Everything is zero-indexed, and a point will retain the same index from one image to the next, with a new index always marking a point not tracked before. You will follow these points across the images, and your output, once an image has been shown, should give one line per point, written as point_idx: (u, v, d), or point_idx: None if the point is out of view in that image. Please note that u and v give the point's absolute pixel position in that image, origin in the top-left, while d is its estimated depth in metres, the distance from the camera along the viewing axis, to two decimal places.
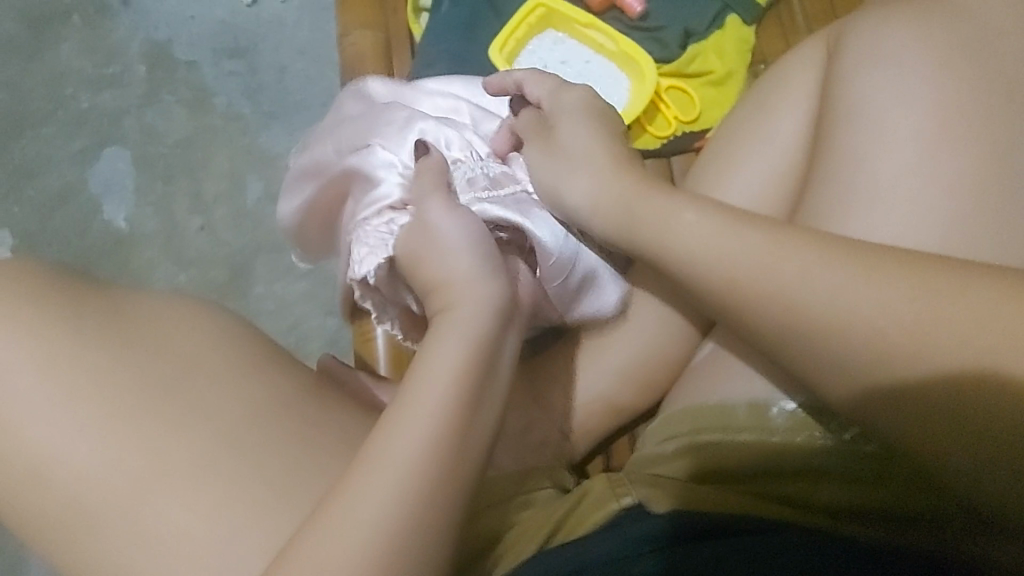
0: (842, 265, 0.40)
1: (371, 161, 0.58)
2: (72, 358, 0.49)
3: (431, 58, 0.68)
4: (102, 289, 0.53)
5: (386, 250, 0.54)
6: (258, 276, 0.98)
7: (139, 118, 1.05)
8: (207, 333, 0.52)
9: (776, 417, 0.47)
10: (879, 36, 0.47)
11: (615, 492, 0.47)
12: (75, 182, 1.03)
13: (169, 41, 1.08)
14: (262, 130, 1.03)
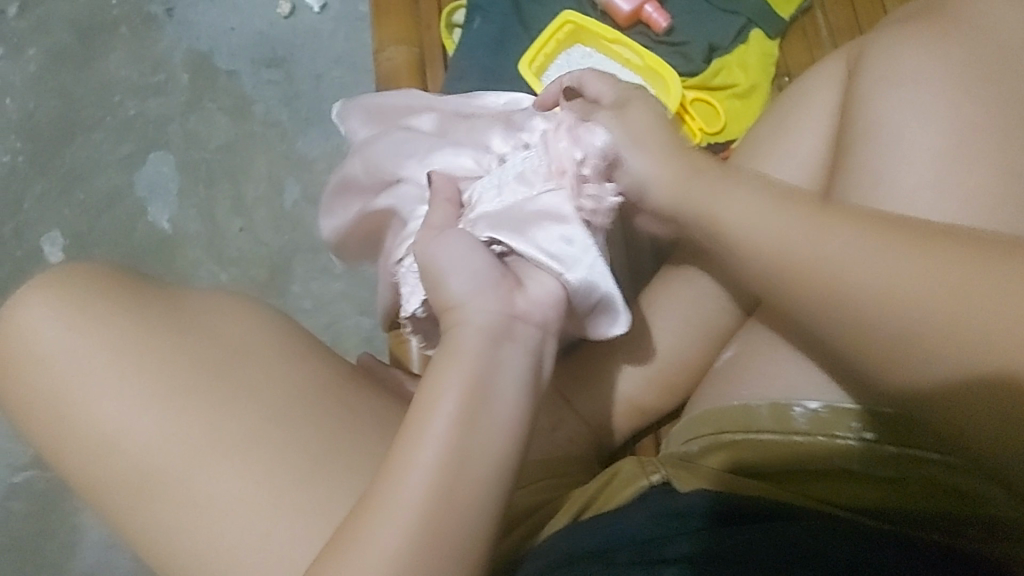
0: (879, 253, 0.41)
1: (400, 198, 0.60)
2: (131, 349, 0.53)
3: (463, 71, 0.71)
4: (157, 287, 0.57)
5: (419, 289, 0.55)
6: (296, 276, 1.02)
7: (183, 125, 1.10)
8: (254, 331, 0.56)
9: (798, 417, 0.48)
10: (899, 53, 0.49)
11: (644, 471, 0.51)
12: (123, 186, 1.09)
13: (211, 51, 1.13)
14: (298, 136, 1.07)
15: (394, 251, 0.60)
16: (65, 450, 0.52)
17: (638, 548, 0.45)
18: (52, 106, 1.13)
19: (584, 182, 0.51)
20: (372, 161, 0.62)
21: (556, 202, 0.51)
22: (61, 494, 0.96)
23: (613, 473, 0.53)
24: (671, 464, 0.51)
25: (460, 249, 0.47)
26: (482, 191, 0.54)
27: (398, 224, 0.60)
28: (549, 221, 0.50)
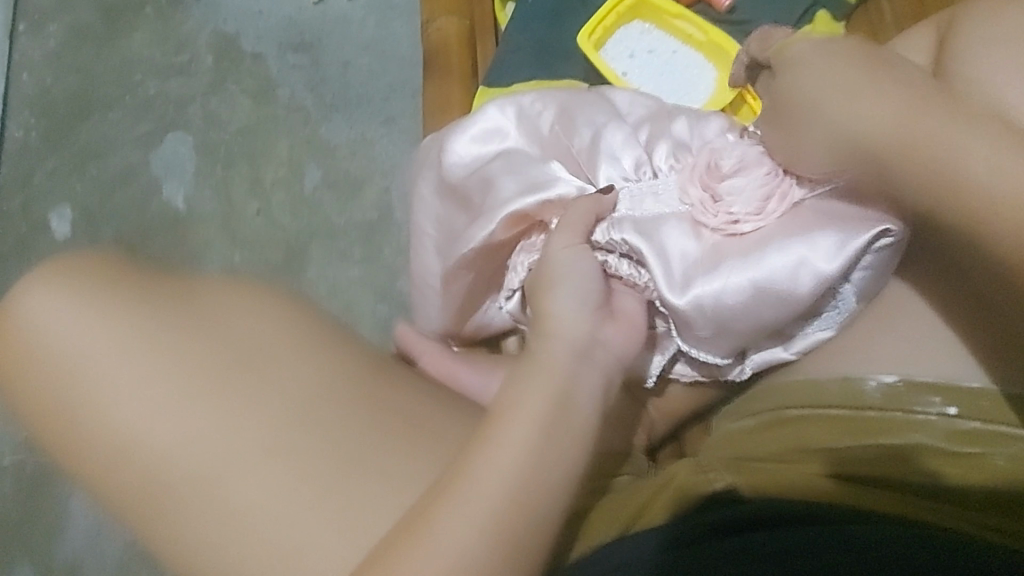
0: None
1: (539, 172, 0.61)
2: (152, 339, 0.53)
3: (515, 45, 0.70)
4: (171, 277, 0.57)
5: (516, 295, 0.62)
6: (312, 260, 0.99)
7: (204, 106, 1.08)
8: (273, 316, 0.55)
9: (872, 391, 0.47)
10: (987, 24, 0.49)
11: (706, 476, 0.47)
12: (138, 163, 1.06)
13: (238, 33, 1.11)
14: (324, 120, 1.05)
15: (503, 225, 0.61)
16: (75, 451, 0.52)
17: (711, 556, 0.42)
18: (71, 81, 1.11)
19: (738, 200, 0.52)
20: (544, 131, 0.62)
21: (697, 213, 0.54)
22: (43, 479, 0.90)
23: (668, 476, 0.49)
24: (731, 465, 0.48)
25: (575, 259, 0.52)
26: (634, 194, 0.57)
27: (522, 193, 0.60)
28: (689, 233, 0.54)
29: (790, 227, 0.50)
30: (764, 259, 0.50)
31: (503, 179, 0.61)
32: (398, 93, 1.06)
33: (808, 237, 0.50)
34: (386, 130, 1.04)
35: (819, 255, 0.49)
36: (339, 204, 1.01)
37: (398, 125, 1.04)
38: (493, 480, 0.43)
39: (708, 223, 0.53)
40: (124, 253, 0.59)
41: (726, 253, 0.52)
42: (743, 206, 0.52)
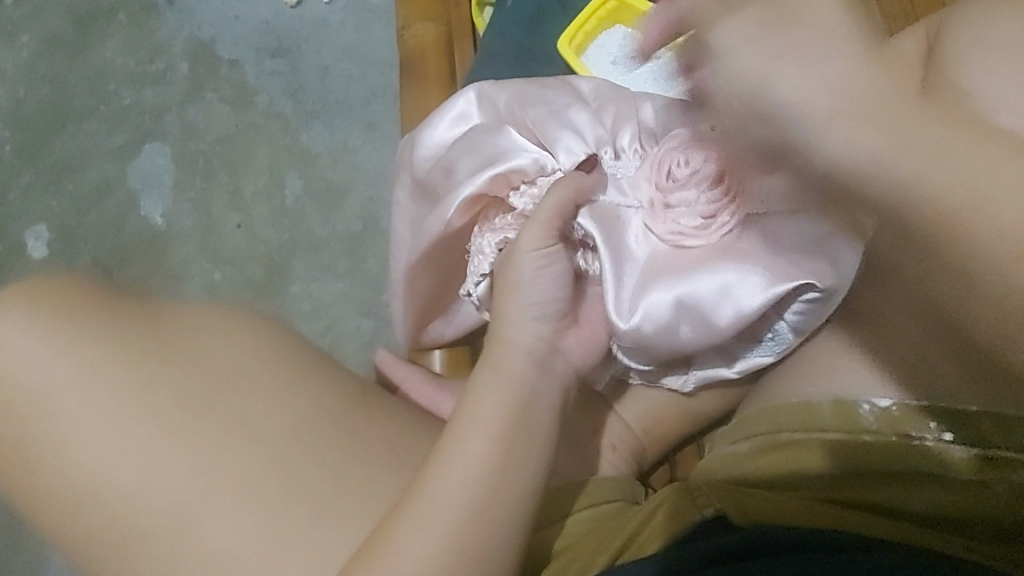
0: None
1: (499, 145, 0.60)
2: (114, 373, 0.50)
3: (496, 51, 0.68)
4: (139, 303, 0.55)
5: (484, 280, 0.58)
6: (294, 275, 0.97)
7: (180, 116, 1.05)
8: (248, 343, 0.53)
9: (867, 415, 0.45)
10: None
11: (696, 504, 0.46)
12: (114, 177, 1.03)
13: (214, 39, 1.08)
14: (303, 128, 1.03)
15: (459, 208, 0.60)
16: (44, 492, 0.49)
17: None
18: (44, 93, 1.07)
19: (681, 216, 0.52)
20: (515, 108, 0.62)
21: (648, 217, 0.54)
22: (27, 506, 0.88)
23: (656, 501, 0.48)
24: (723, 491, 0.47)
25: (538, 269, 0.51)
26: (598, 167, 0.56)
27: (482, 173, 0.59)
28: (632, 236, 0.54)
29: (728, 252, 0.51)
30: (697, 280, 0.51)
31: (465, 153, 0.61)
32: (379, 98, 1.03)
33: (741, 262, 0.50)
34: (367, 137, 1.02)
35: (743, 285, 0.50)
36: (321, 215, 0.99)
37: (380, 131, 1.02)
38: (471, 529, 0.43)
39: (656, 230, 0.53)
40: (93, 277, 0.57)
41: (664, 268, 0.53)
42: (689, 220, 0.52)
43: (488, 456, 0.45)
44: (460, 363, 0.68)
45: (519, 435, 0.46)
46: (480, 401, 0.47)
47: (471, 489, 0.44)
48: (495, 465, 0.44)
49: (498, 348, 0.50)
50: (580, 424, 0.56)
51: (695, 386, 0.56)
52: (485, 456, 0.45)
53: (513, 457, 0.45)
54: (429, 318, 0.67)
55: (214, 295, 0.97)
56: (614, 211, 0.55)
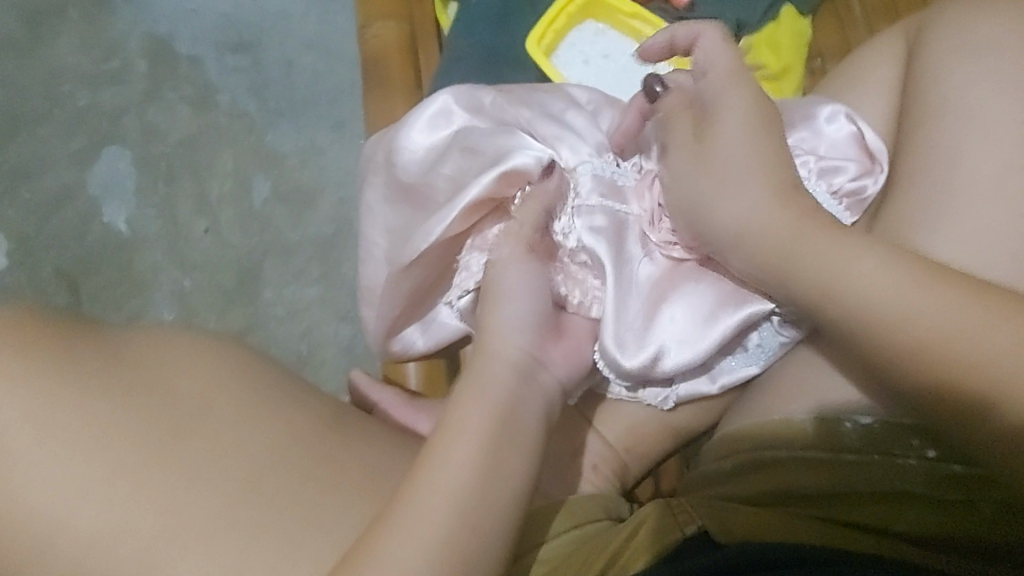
0: (931, 293, 0.40)
1: (496, 148, 0.57)
2: (75, 408, 0.48)
3: (462, 52, 0.65)
4: (98, 334, 0.53)
5: (467, 296, 0.58)
6: (267, 281, 0.94)
7: (140, 117, 1.01)
8: (215, 372, 0.52)
9: (848, 432, 0.45)
10: (960, 32, 0.47)
11: (677, 521, 0.45)
12: (73, 183, 0.99)
13: (171, 34, 1.03)
14: (269, 128, 0.99)
15: (461, 214, 0.56)
16: (8, 532, 0.47)
17: None
18: None
19: (663, 237, 0.54)
20: (511, 112, 0.61)
21: (646, 224, 0.55)
22: None
23: (638, 519, 0.46)
24: (706, 508, 0.45)
25: (524, 280, 0.49)
26: (601, 178, 0.57)
27: (487, 173, 0.56)
28: (632, 247, 0.55)
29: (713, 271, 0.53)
30: (700, 304, 0.52)
31: (462, 158, 0.58)
32: (346, 95, 1.00)
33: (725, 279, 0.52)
34: (337, 137, 0.98)
35: (712, 304, 0.52)
36: (292, 218, 0.96)
37: (349, 130, 0.98)
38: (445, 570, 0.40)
39: (657, 236, 0.54)
40: (48, 307, 0.54)
41: (658, 283, 0.53)
42: None
43: (462, 479, 0.42)
44: (436, 379, 0.68)
45: (501, 457, 0.43)
46: (460, 412, 0.44)
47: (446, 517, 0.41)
48: (473, 490, 0.42)
49: (481, 357, 0.47)
50: (559, 443, 0.55)
51: (676, 402, 0.54)
52: (466, 482, 0.42)
53: (493, 474, 0.42)
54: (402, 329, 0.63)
55: (186, 304, 0.93)
56: (617, 222, 0.55)
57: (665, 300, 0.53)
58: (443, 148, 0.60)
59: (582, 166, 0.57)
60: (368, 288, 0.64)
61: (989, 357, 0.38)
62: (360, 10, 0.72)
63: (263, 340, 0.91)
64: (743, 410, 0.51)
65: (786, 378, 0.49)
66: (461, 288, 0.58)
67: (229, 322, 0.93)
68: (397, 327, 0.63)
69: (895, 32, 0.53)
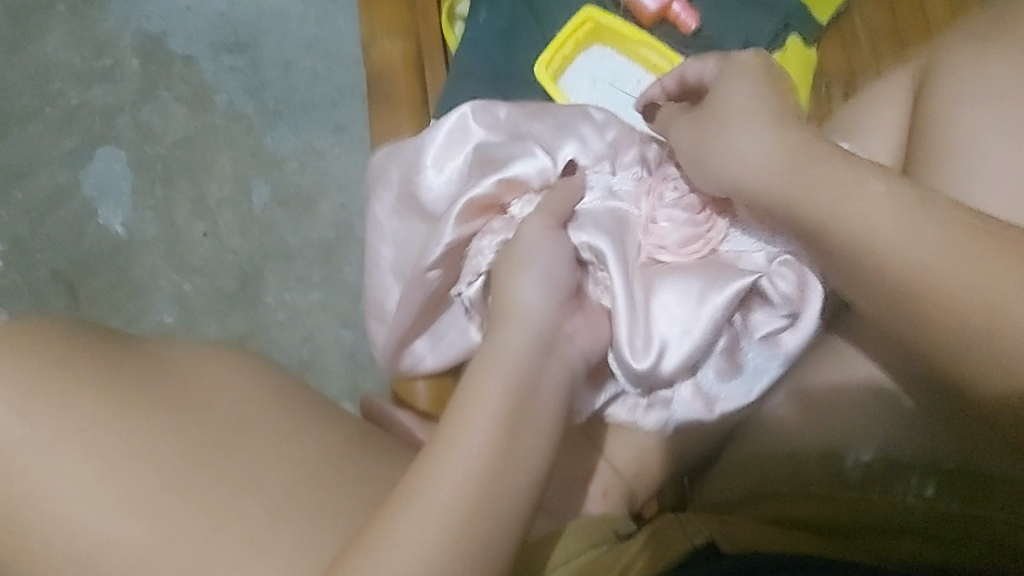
0: (940, 233, 0.42)
1: (503, 161, 0.59)
2: (114, 418, 0.49)
3: (469, 66, 0.70)
4: (135, 347, 0.54)
5: (479, 280, 0.57)
6: (267, 286, 0.94)
7: (134, 117, 0.99)
8: (250, 383, 0.54)
9: (850, 468, 0.48)
10: (965, 86, 0.49)
11: (686, 533, 0.47)
12: (68, 184, 0.98)
13: (164, 32, 1.01)
14: (267, 129, 0.98)
15: (462, 214, 0.58)
16: (25, 555, 0.47)
17: None
18: None
19: (665, 237, 0.55)
20: (520, 125, 0.62)
21: (648, 227, 0.56)
22: None
23: (648, 533, 0.49)
24: (713, 522, 0.48)
25: (546, 246, 0.50)
26: (608, 190, 0.57)
27: (489, 176, 0.58)
28: (635, 242, 0.55)
29: (712, 261, 0.53)
30: (703, 287, 0.52)
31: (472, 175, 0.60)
32: (346, 97, 0.99)
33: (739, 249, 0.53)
34: (336, 140, 0.97)
35: (718, 299, 0.51)
36: (292, 222, 0.96)
37: (349, 134, 0.98)
38: None
39: (662, 231, 0.55)
40: (80, 319, 0.55)
41: (656, 271, 0.54)
42: (676, 237, 0.55)
43: (471, 482, 0.41)
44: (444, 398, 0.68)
45: (509, 468, 0.42)
46: (480, 378, 0.45)
47: (456, 523, 0.40)
48: (483, 490, 0.41)
49: (502, 321, 0.47)
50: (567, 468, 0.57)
51: (674, 425, 0.55)
52: (471, 496, 0.40)
53: (504, 473, 0.42)
54: (411, 343, 0.65)
55: (185, 307, 0.93)
56: (619, 219, 0.55)
57: (671, 293, 0.52)
58: (453, 158, 0.61)
59: (594, 174, 0.59)
60: (380, 304, 0.65)
61: (1001, 280, 0.40)
62: (365, 24, 0.75)
63: (264, 345, 0.91)
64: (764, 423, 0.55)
65: (787, 412, 0.54)
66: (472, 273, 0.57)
67: (230, 326, 0.93)
68: (407, 343, 0.64)
69: (900, 82, 0.56)
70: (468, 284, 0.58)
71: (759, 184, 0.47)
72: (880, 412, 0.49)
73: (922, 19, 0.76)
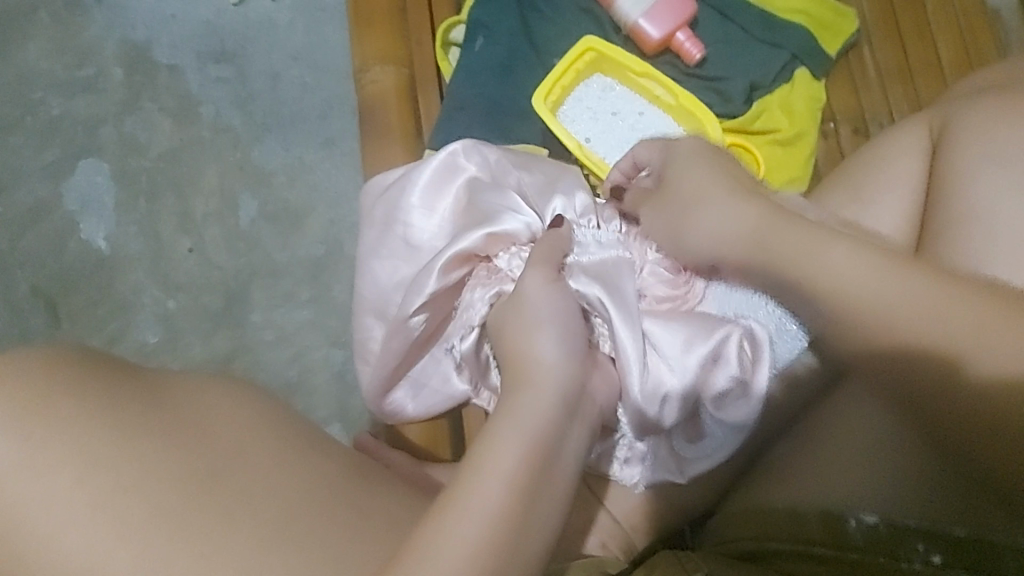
0: (902, 278, 0.43)
1: (491, 214, 0.61)
2: (111, 445, 0.45)
3: (463, 99, 0.71)
4: (136, 374, 0.50)
5: (472, 333, 0.57)
6: (255, 304, 0.91)
7: (118, 129, 0.96)
8: (250, 414, 0.50)
9: (853, 531, 0.45)
10: (984, 141, 0.50)
11: (685, 569, 0.45)
12: (48, 197, 0.95)
13: (149, 40, 0.98)
14: (255, 143, 0.95)
15: (448, 264, 0.59)
16: None
17: None
18: None
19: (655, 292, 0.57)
20: (508, 179, 0.65)
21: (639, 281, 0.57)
22: None
23: (648, 569, 0.47)
24: (715, 563, 0.46)
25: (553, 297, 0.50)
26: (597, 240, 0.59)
27: (477, 230, 0.59)
28: (630, 286, 0.55)
29: (696, 316, 0.55)
30: (688, 338, 0.53)
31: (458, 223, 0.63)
32: (336, 110, 0.96)
33: (717, 301, 0.56)
34: (326, 154, 0.95)
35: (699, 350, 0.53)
36: (281, 238, 0.93)
37: (339, 148, 0.95)
38: None
39: (648, 283, 0.57)
40: (75, 344, 0.51)
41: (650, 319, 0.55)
42: (658, 288, 0.57)
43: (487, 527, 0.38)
44: (437, 437, 0.68)
45: (519, 517, 0.39)
46: (496, 432, 0.42)
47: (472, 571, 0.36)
48: (500, 537, 0.38)
49: (523, 372, 0.45)
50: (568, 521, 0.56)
51: (643, 486, 0.57)
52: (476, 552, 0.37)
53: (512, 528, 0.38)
54: (393, 392, 0.64)
55: (171, 326, 0.91)
56: (612, 264, 0.56)
57: (658, 339, 0.53)
58: (441, 201, 0.64)
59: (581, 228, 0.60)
60: (366, 345, 0.66)
61: (961, 319, 0.41)
62: (357, 50, 0.74)
63: (252, 365, 0.89)
64: (771, 475, 0.53)
65: (781, 470, 0.53)
66: (464, 328, 0.58)
67: (216, 345, 0.90)
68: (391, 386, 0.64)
69: (915, 130, 0.57)
70: (462, 339, 0.59)
71: (724, 234, 0.51)
72: (883, 475, 0.47)
73: (934, 61, 0.76)
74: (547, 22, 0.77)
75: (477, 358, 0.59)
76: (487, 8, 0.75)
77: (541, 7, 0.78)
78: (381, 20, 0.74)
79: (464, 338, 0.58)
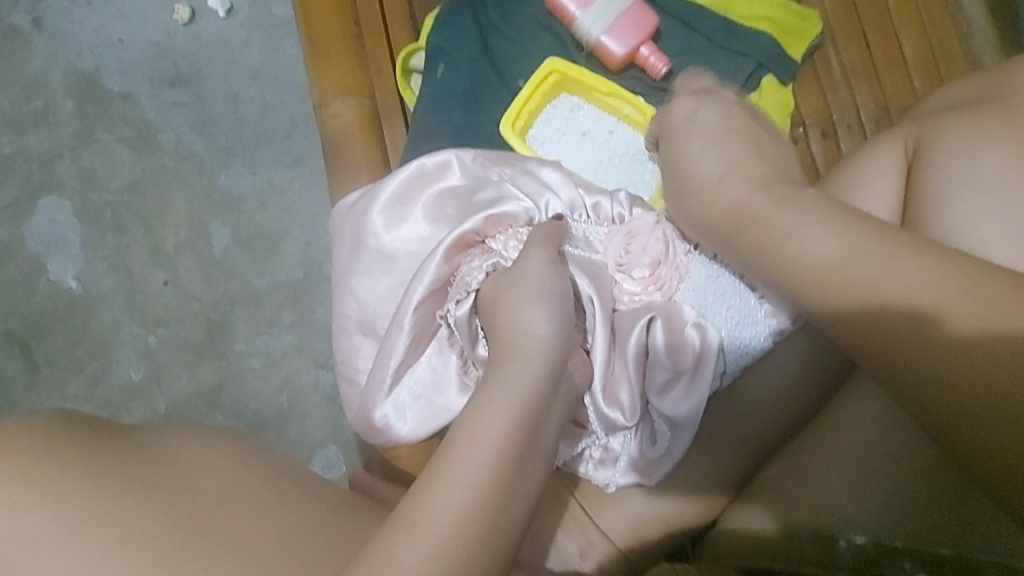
0: (900, 261, 0.38)
1: (486, 202, 0.62)
2: (78, 516, 0.41)
3: (429, 129, 0.70)
4: (104, 431, 0.47)
5: (471, 297, 0.56)
6: (237, 332, 0.90)
7: (76, 163, 0.93)
8: (231, 466, 0.47)
9: (843, 552, 0.45)
10: (961, 147, 0.47)
11: None
12: (10, 240, 0.92)
13: (98, 68, 0.95)
14: (220, 168, 0.93)
15: (448, 251, 0.60)
16: None
17: None
18: None
19: (636, 287, 0.57)
20: (490, 173, 0.65)
21: (617, 279, 0.58)
22: None
23: None
24: None
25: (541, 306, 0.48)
26: (585, 241, 0.60)
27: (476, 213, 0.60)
28: (605, 282, 0.57)
29: (674, 306, 0.56)
30: (676, 314, 0.55)
31: (444, 223, 0.63)
32: (301, 129, 0.94)
33: (693, 293, 0.56)
34: (294, 174, 0.93)
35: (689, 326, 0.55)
36: (257, 262, 0.91)
37: (307, 167, 0.93)
38: None
39: (628, 283, 0.58)
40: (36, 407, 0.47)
41: (627, 317, 0.56)
42: (633, 287, 0.57)
43: (482, 511, 0.36)
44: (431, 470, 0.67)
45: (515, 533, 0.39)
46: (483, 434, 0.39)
47: (462, 550, 0.34)
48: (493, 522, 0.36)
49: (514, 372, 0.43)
50: (567, 542, 0.56)
51: (616, 487, 0.56)
52: None
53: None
54: (379, 409, 0.61)
55: (153, 362, 0.89)
56: (588, 259, 0.58)
57: (643, 330, 0.55)
58: (419, 204, 0.64)
59: (587, 229, 0.62)
60: (352, 366, 0.65)
61: (971, 296, 0.35)
62: (315, 82, 0.74)
63: (239, 395, 0.89)
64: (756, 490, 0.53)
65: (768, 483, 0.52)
66: (460, 296, 0.57)
67: (201, 377, 0.89)
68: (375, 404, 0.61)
69: (894, 143, 0.53)
70: (455, 301, 0.57)
71: (718, 198, 0.47)
72: (872, 492, 0.47)
73: (895, 48, 0.76)
74: (508, 41, 0.76)
75: (472, 325, 0.56)
76: (445, 33, 0.74)
77: (501, 26, 0.76)
78: (338, 48, 0.74)
79: (458, 299, 0.57)
